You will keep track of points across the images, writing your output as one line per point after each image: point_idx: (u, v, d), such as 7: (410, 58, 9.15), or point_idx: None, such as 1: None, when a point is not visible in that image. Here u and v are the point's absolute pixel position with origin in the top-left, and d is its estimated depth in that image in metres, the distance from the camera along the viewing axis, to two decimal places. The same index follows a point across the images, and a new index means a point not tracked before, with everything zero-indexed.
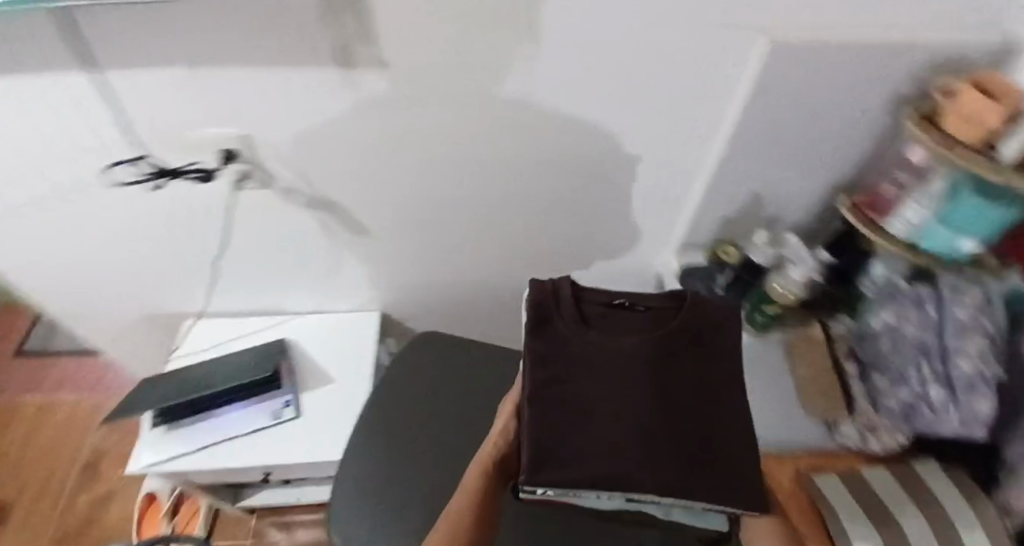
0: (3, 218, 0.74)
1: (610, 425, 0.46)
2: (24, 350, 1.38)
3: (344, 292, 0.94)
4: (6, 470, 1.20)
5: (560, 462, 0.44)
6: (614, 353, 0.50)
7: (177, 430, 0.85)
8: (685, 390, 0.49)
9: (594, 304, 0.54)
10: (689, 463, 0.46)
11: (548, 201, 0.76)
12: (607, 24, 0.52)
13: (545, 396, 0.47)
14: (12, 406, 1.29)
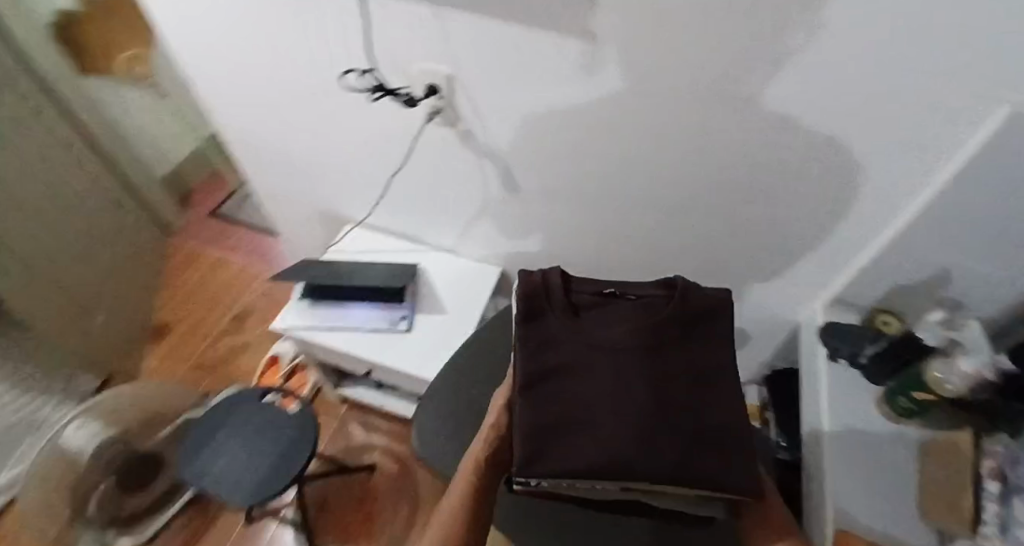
0: (254, 94, 0.91)
1: (599, 417, 0.50)
2: (218, 213, 1.67)
3: (479, 240, 1.01)
4: (183, 297, 1.49)
5: (551, 455, 0.49)
6: (600, 348, 0.54)
7: (315, 308, 0.99)
8: (676, 378, 0.53)
9: (583, 295, 0.59)
10: (686, 456, 0.49)
11: (701, 212, 0.75)
12: (830, 53, 0.49)
13: (534, 389, 0.53)
14: (199, 252, 1.58)
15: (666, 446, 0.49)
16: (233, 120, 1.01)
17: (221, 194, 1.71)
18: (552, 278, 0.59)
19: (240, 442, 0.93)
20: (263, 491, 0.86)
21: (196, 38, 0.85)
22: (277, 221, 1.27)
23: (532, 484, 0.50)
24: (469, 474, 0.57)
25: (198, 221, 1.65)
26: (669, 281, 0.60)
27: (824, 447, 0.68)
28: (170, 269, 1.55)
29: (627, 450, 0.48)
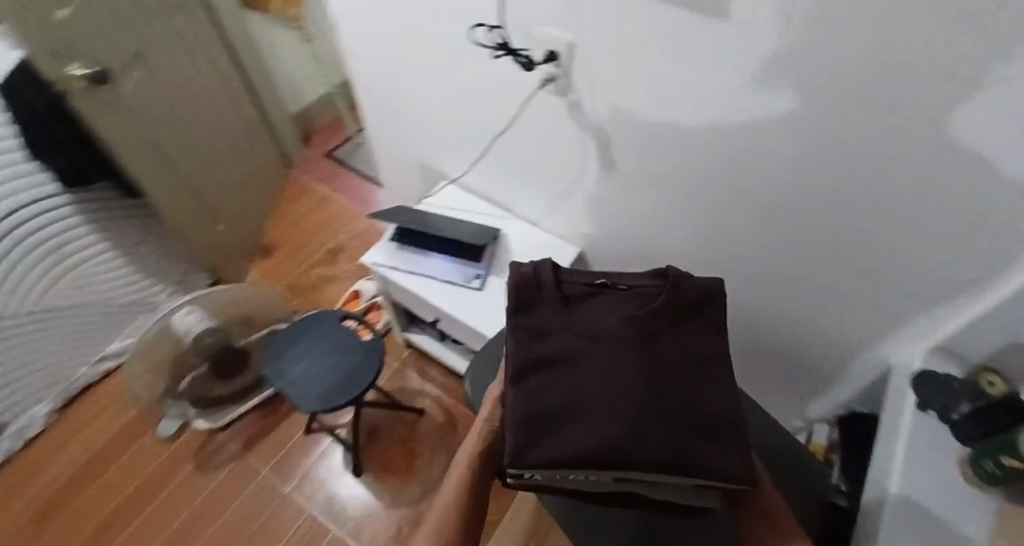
0: (388, 39, 0.98)
1: (589, 409, 0.52)
2: (333, 154, 1.81)
3: (565, 217, 1.02)
4: (290, 223, 1.65)
5: (541, 444, 0.51)
6: (591, 342, 0.56)
7: (401, 250, 1.06)
8: (667, 366, 0.55)
9: (575, 286, 0.61)
10: (677, 445, 0.50)
11: (798, 228, 0.71)
12: (978, 83, 0.44)
13: (525, 379, 0.55)
14: (311, 186, 1.73)
15: (656, 436, 0.50)
16: (364, 65, 1.10)
17: (338, 137, 1.85)
18: (544, 271, 0.61)
19: (315, 356, 1.04)
20: (329, 402, 0.96)
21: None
22: (382, 168, 1.36)
23: (525, 476, 0.52)
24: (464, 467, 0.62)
25: (315, 158, 1.81)
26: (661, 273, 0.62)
27: (885, 505, 0.61)
28: (283, 197, 1.71)
29: (618, 437, 0.49)
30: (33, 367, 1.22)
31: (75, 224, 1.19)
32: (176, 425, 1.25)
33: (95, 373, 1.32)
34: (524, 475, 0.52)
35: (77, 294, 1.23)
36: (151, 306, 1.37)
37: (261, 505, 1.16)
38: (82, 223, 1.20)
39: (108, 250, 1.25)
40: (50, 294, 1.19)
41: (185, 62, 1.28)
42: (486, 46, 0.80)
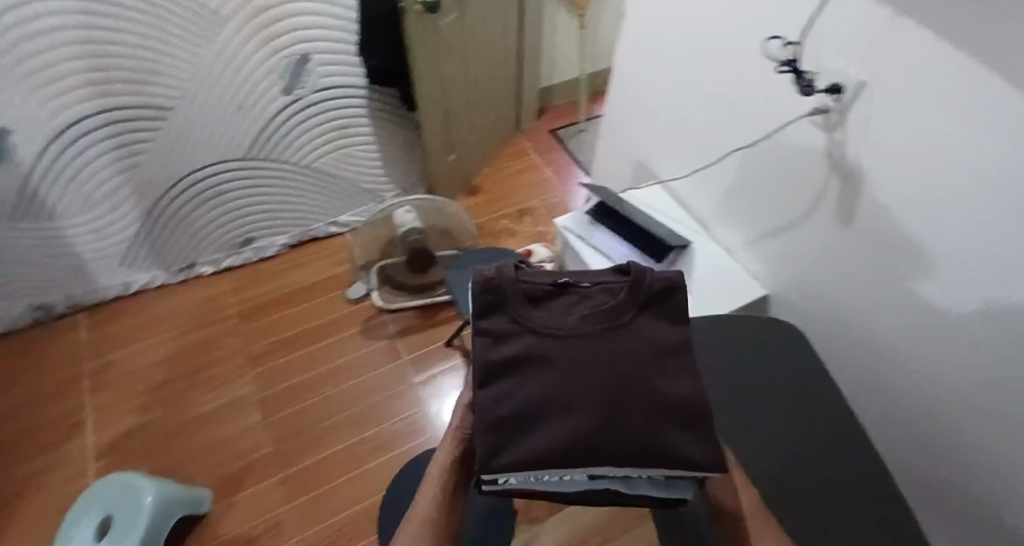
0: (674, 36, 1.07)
1: (561, 411, 0.38)
2: (557, 131, 1.98)
3: (763, 253, 1.02)
4: (500, 175, 1.86)
5: (509, 454, 0.38)
6: (555, 343, 0.41)
7: (592, 225, 1.15)
8: (643, 354, 0.41)
9: (536, 282, 0.46)
10: (662, 448, 0.38)
11: (1013, 360, 0.62)
12: None
13: (489, 383, 0.41)
14: (527, 152, 1.93)
15: (635, 440, 0.38)
16: (637, 52, 1.20)
17: (567, 119, 2.02)
18: (495, 269, 0.46)
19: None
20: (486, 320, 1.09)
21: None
22: (600, 152, 1.47)
23: (498, 482, 0.41)
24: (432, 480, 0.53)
25: (542, 130, 1.99)
26: (627, 266, 0.49)
27: None
28: (502, 153, 1.92)
29: (600, 441, 0.37)
30: (293, 207, 1.57)
31: (363, 116, 1.50)
32: (362, 292, 1.52)
33: (328, 232, 1.66)
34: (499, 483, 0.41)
35: (341, 167, 1.56)
36: (380, 198, 1.68)
37: (392, 383, 1.36)
38: (367, 116, 1.51)
39: (373, 143, 1.56)
40: (325, 159, 1.52)
41: (485, 17, 1.49)
42: (776, 58, 0.84)
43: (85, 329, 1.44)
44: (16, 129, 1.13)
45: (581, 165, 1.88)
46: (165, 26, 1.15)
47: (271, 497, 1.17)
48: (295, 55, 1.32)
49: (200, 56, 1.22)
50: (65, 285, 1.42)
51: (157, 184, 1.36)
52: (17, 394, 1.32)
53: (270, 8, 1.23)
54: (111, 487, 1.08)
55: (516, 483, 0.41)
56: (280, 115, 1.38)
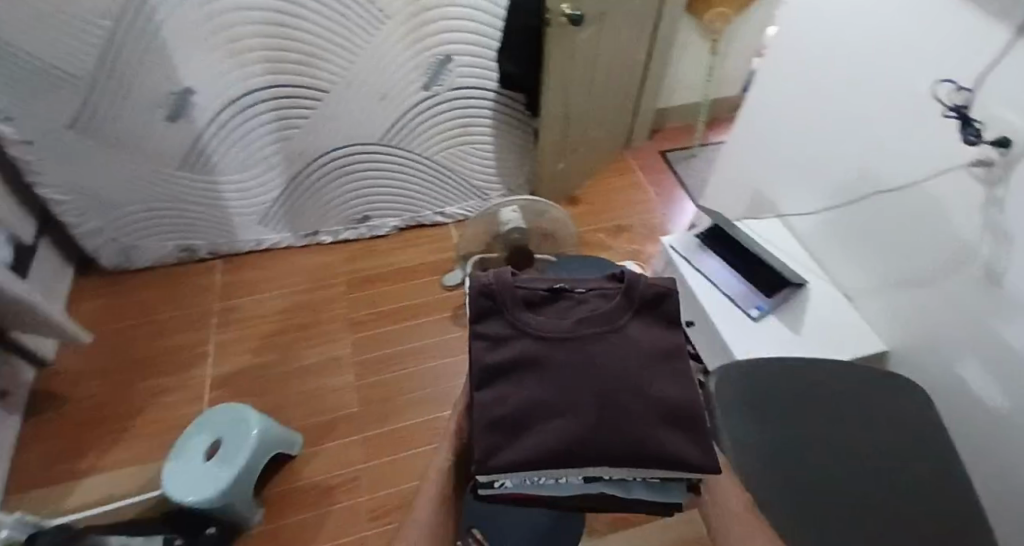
0: (823, 71, 1.05)
1: (555, 413, 0.44)
2: (666, 153, 1.99)
3: (886, 302, 1.00)
4: (605, 188, 1.89)
5: (505, 451, 0.43)
6: (550, 348, 0.48)
7: (698, 250, 1.18)
8: (630, 359, 0.47)
9: (532, 290, 0.52)
10: (648, 447, 0.43)
11: None
12: None
13: (487, 383, 0.47)
14: (635, 169, 1.94)
15: (620, 439, 0.43)
16: (778, 78, 1.18)
17: (679, 142, 2.03)
18: (495, 277, 0.52)
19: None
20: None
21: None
22: (715, 176, 1.48)
23: (496, 485, 0.45)
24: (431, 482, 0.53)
25: (652, 150, 2.01)
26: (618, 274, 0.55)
27: None
28: (608, 167, 1.95)
29: (588, 441, 0.43)
30: (406, 194, 1.69)
31: (486, 116, 1.59)
32: (458, 280, 1.60)
33: (435, 220, 1.78)
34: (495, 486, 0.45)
35: (456, 162, 1.67)
36: (486, 196, 1.78)
37: None
38: (490, 118, 1.60)
39: (489, 143, 1.66)
40: (445, 153, 1.64)
41: (621, 34, 1.52)
42: (942, 102, 0.80)
43: (218, 274, 1.64)
44: (200, 89, 1.31)
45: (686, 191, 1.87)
46: (339, 18, 1.28)
47: (354, 452, 1.28)
48: (438, 55, 1.42)
49: (360, 47, 1.35)
50: (210, 234, 1.61)
51: (302, 156, 1.52)
52: (158, 320, 1.52)
53: (427, 10, 1.33)
54: (226, 416, 1.17)
55: (510, 486, 0.46)
56: (414, 107, 1.50)
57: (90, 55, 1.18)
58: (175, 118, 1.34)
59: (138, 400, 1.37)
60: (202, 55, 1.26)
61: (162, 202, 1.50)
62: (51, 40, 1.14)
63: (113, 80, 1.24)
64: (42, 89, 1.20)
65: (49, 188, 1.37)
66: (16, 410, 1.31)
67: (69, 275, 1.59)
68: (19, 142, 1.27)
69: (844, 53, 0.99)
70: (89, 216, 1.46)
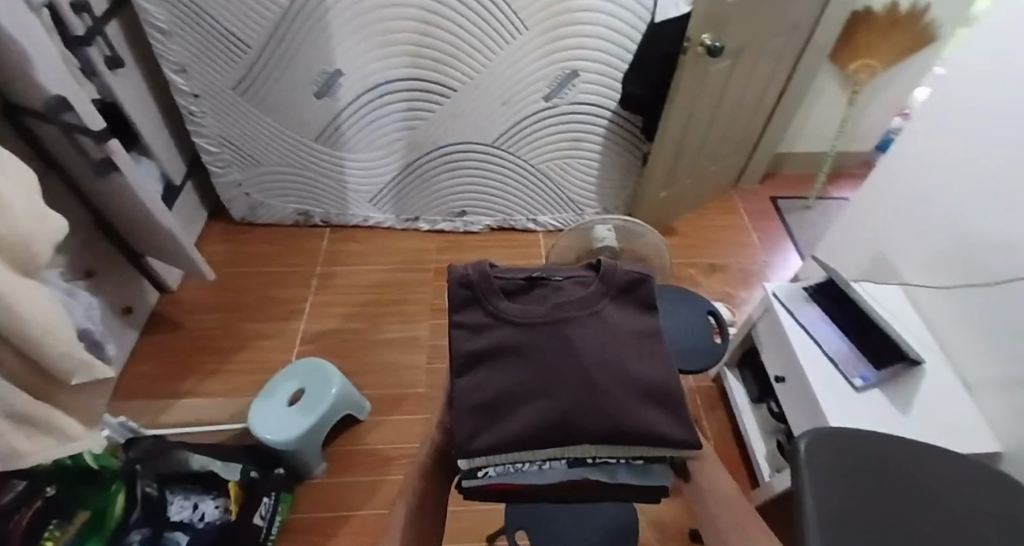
0: (984, 141, 0.98)
1: (531, 397, 0.52)
2: (777, 201, 1.94)
3: (1016, 400, 0.89)
4: (705, 226, 1.86)
5: (490, 429, 0.52)
6: (527, 336, 0.55)
7: (804, 303, 1.14)
8: (603, 343, 0.54)
9: (508, 279, 0.57)
10: (622, 422, 0.52)
11: None
12: None
13: (471, 370, 0.54)
14: (740, 212, 1.91)
15: (595, 418, 0.52)
16: (922, 140, 1.11)
17: (793, 192, 1.97)
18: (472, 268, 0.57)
19: (682, 310, 1.14)
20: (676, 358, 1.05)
21: (1013, 60, 0.92)
22: (829, 233, 1.40)
23: (479, 475, 0.53)
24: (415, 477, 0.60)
25: (762, 197, 1.96)
26: (595, 261, 0.61)
27: None
28: (711, 205, 1.93)
29: (567, 420, 0.51)
30: (499, 196, 1.75)
31: (599, 134, 1.61)
32: None
33: (526, 227, 1.82)
34: (478, 475, 0.53)
35: (560, 174, 1.70)
36: (581, 212, 1.80)
37: None
38: (602, 136, 1.61)
39: (595, 161, 1.67)
40: (551, 164, 1.67)
41: (755, 72, 1.49)
42: None
43: (325, 241, 1.78)
44: (347, 73, 1.44)
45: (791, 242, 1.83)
46: (483, 23, 1.36)
47: (413, 430, 1.33)
48: (566, 70, 1.46)
49: (495, 52, 1.42)
50: (324, 203, 1.75)
51: (422, 145, 1.62)
52: (267, 272, 1.68)
53: (564, 25, 1.37)
54: (310, 370, 1.25)
55: (494, 476, 0.53)
56: (533, 116, 1.55)
57: (265, 29, 1.34)
58: (321, 95, 1.49)
59: (237, 338, 1.51)
60: (355, 41, 1.38)
61: (290, 167, 1.65)
62: (237, 10, 1.31)
63: (278, 54, 1.39)
64: (219, 52, 1.39)
65: (204, 139, 1.56)
66: (138, 325, 1.48)
67: (204, 218, 1.79)
68: (187, 93, 1.46)
69: (1009, 124, 0.92)
70: (230, 169, 1.65)
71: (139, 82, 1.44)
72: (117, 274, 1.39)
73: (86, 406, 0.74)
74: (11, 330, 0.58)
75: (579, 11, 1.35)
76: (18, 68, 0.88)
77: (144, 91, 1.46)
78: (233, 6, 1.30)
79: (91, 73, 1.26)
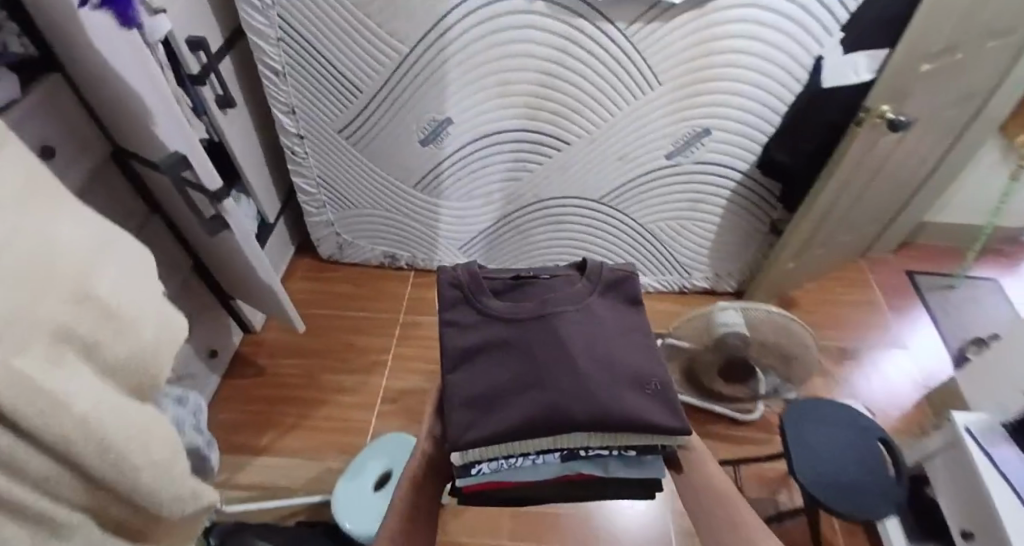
0: None
1: (520, 389, 0.70)
2: (912, 275, 1.75)
3: None
4: (830, 301, 1.68)
5: (495, 412, 0.70)
6: (519, 329, 0.75)
7: (999, 439, 0.97)
8: (589, 336, 0.74)
9: (495, 281, 0.82)
10: (610, 412, 0.69)
11: None
12: None
13: (470, 365, 0.75)
14: (868, 283, 1.73)
15: (584, 408, 0.69)
16: None
17: (933, 267, 1.76)
18: (462, 273, 0.82)
19: (840, 438, 1.00)
20: (827, 496, 0.90)
21: None
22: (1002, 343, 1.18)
23: (478, 470, 0.72)
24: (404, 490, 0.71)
25: (894, 270, 1.76)
26: (578, 264, 0.84)
27: None
28: (835, 276, 1.74)
29: (560, 411, 0.68)
30: (599, 252, 1.61)
31: (723, 197, 1.45)
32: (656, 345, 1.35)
33: None
34: (474, 472, 0.72)
35: (670, 235, 1.54)
36: (689, 274, 1.63)
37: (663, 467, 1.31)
38: (727, 198, 1.45)
39: (714, 223, 1.51)
40: (663, 224, 1.52)
41: (917, 145, 1.30)
42: None
43: (410, 286, 1.69)
44: (457, 121, 1.36)
45: (931, 325, 1.63)
46: (610, 76, 1.25)
47: (504, 524, 1.25)
48: (697, 127, 1.33)
49: (619, 107, 1.31)
50: (414, 247, 1.66)
51: (522, 195, 1.51)
52: (351, 317, 1.60)
53: (703, 80, 1.24)
54: (398, 446, 1.14)
55: (486, 471, 0.72)
56: (651, 174, 1.42)
57: (379, 74, 1.28)
58: (427, 142, 1.41)
59: (322, 389, 1.42)
60: (471, 91, 1.30)
61: (385, 211, 1.58)
62: (352, 54, 1.25)
63: (391, 101, 1.33)
64: (330, 95, 1.34)
65: (304, 179, 1.51)
66: (221, 369, 1.41)
67: (290, 253, 1.73)
68: (292, 134, 1.42)
69: None
70: (324, 210, 1.59)
71: (248, 122, 1.41)
72: (206, 315, 1.33)
73: (186, 526, 0.65)
74: (103, 474, 0.48)
75: (719, 68, 1.22)
76: (141, 127, 0.83)
77: (251, 128, 1.43)
78: (350, 50, 1.25)
79: (202, 113, 1.23)
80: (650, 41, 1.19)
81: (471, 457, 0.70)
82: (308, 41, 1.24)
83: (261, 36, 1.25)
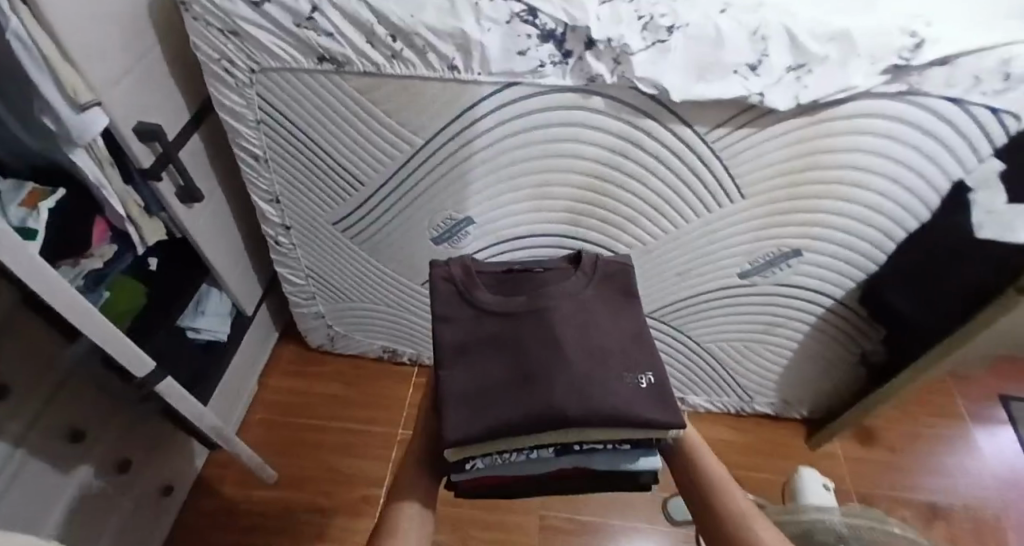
0: None
1: (512, 382, 0.64)
2: (1006, 400, 1.48)
3: None
4: (913, 431, 1.41)
5: (485, 408, 0.62)
6: (512, 321, 0.71)
7: None
8: (580, 328, 0.69)
9: (489, 274, 0.79)
10: (609, 408, 0.60)
11: None
12: None
13: (459, 359, 0.69)
14: (956, 409, 1.46)
15: (578, 403, 0.60)
16: None
17: None
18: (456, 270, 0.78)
19: None
20: None
21: None
22: None
23: (471, 467, 0.64)
24: (404, 478, 0.70)
25: (985, 394, 1.50)
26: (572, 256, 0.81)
27: None
28: (917, 397, 1.47)
29: (552, 405, 0.60)
30: None
31: (805, 323, 1.18)
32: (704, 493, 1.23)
33: None
34: (468, 469, 0.64)
35: (731, 358, 1.27)
36: (748, 398, 1.35)
37: None
38: (809, 324, 1.18)
39: (789, 349, 1.23)
40: (723, 345, 1.25)
41: None
42: None
43: (412, 389, 1.43)
44: (478, 222, 1.09)
45: None
46: (680, 184, 0.97)
47: None
48: (785, 248, 1.05)
49: (687, 219, 1.03)
50: (417, 344, 1.40)
51: None
52: (338, 431, 1.34)
53: (800, 197, 0.96)
54: None
55: (482, 467, 0.64)
56: (716, 293, 1.15)
57: (384, 167, 1.01)
58: (440, 241, 1.14)
59: (301, 537, 1.17)
60: (500, 191, 1.03)
61: (385, 306, 1.32)
62: (352, 144, 0.98)
63: (399, 197, 1.06)
64: (324, 188, 1.07)
65: (289, 269, 1.26)
66: (177, 504, 1.17)
67: (273, 339, 1.48)
68: (277, 223, 1.16)
69: None
70: (313, 302, 1.34)
71: (223, 205, 1.16)
72: (159, 450, 1.10)
73: None
74: None
75: (823, 186, 0.94)
76: None
77: (226, 210, 1.18)
78: (349, 140, 0.98)
79: (158, 210, 0.98)
80: (738, 150, 0.91)
81: (464, 453, 0.62)
82: (297, 125, 0.98)
83: (237, 118, 0.98)
